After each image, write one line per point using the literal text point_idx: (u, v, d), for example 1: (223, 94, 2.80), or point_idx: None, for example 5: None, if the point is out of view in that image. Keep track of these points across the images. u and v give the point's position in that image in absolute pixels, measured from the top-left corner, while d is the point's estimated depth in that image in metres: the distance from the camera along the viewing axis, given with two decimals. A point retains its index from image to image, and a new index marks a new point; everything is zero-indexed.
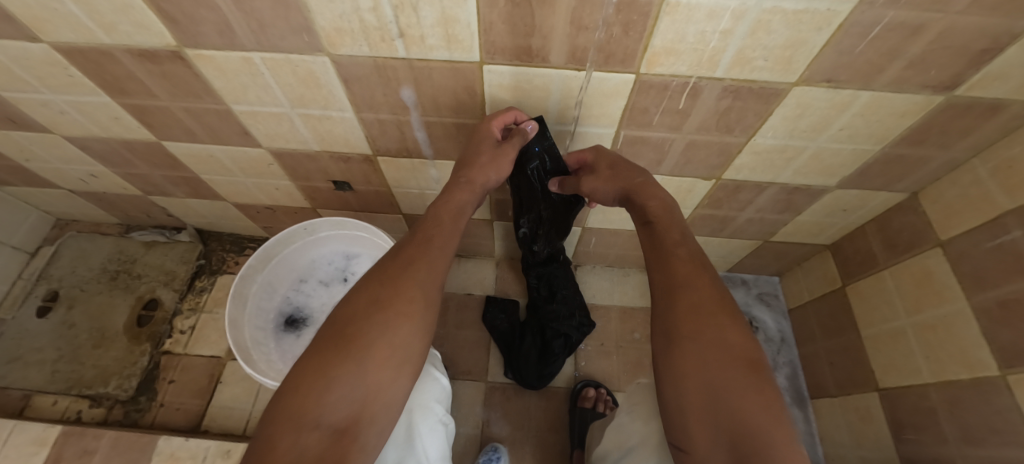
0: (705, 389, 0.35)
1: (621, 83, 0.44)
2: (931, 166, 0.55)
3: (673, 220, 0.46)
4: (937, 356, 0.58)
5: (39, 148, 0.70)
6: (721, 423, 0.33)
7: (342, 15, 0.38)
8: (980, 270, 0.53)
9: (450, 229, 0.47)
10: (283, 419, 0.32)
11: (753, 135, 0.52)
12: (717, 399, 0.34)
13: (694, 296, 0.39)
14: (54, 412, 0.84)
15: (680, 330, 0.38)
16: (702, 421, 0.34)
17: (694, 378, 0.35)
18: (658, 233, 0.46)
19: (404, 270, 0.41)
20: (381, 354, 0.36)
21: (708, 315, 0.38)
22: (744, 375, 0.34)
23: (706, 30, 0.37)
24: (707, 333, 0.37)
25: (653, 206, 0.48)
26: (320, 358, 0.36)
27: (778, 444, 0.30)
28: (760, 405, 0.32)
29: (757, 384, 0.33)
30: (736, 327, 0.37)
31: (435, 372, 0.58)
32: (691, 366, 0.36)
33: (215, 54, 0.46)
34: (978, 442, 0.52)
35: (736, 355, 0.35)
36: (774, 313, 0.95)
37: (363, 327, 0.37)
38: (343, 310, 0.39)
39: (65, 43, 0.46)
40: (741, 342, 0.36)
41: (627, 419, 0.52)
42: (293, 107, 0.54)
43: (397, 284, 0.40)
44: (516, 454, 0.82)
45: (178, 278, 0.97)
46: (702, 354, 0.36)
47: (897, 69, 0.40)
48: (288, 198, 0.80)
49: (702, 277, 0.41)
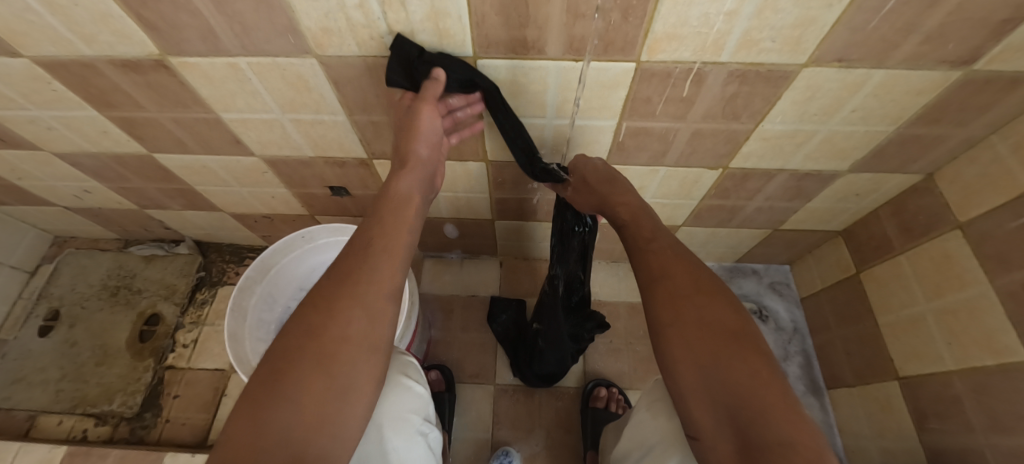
0: (693, 370, 0.33)
1: (621, 72, 0.42)
2: (947, 146, 0.53)
3: (644, 217, 0.45)
4: (961, 343, 0.56)
5: (30, 166, 0.69)
6: (719, 398, 0.31)
7: (328, 14, 0.36)
8: (1004, 252, 0.51)
9: (394, 227, 0.41)
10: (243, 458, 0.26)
11: (760, 122, 0.50)
12: (709, 379, 0.32)
13: (670, 283, 0.38)
14: (59, 432, 0.83)
15: (661, 320, 0.36)
16: (702, 403, 0.32)
17: (686, 361, 0.33)
18: (631, 232, 0.45)
19: (340, 287, 0.36)
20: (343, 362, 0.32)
21: (685, 298, 0.36)
22: (730, 347, 0.32)
23: (710, 12, 0.34)
24: (687, 315, 0.35)
25: (620, 211, 0.47)
26: (247, 402, 0.30)
27: (774, 410, 0.28)
28: (750, 377, 0.30)
29: (743, 353, 0.32)
30: (717, 304, 0.36)
31: (410, 383, 0.48)
32: (679, 350, 0.34)
33: (200, 62, 0.44)
34: (1005, 430, 0.50)
35: (720, 330, 0.34)
36: (787, 302, 0.93)
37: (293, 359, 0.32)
38: (310, 313, 0.34)
39: (47, 57, 0.44)
40: (722, 316, 0.35)
41: (647, 417, 0.49)
42: (284, 112, 0.52)
43: (332, 308, 0.34)
44: (528, 457, 0.80)
45: (179, 292, 0.96)
46: (686, 335, 0.34)
47: (914, 44, 0.38)
48: (285, 206, 0.79)
49: (676, 262, 0.39)
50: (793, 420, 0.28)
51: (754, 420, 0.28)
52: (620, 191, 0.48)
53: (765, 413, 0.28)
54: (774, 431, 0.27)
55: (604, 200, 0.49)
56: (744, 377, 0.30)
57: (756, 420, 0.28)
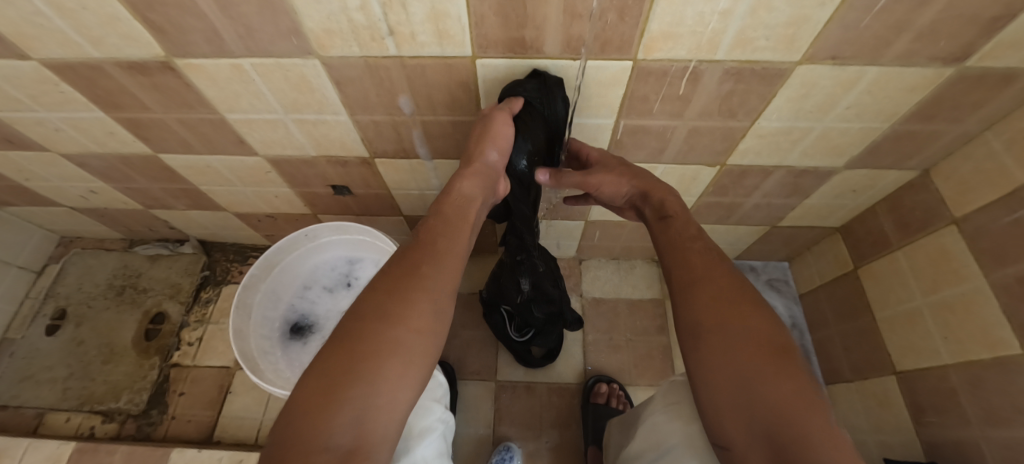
0: (728, 383, 0.33)
1: (618, 71, 0.43)
2: (942, 142, 0.53)
3: (686, 216, 0.45)
4: (957, 336, 0.57)
5: (37, 167, 0.70)
6: (756, 415, 0.30)
7: (331, 15, 0.37)
8: (999, 246, 0.51)
9: (458, 226, 0.42)
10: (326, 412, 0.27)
11: (757, 119, 0.51)
12: (746, 392, 0.31)
13: (714, 287, 0.37)
14: (67, 429, 0.84)
15: (703, 326, 0.36)
16: (739, 416, 0.32)
17: (725, 371, 0.33)
18: (670, 229, 0.45)
19: (418, 276, 0.36)
20: (399, 365, 0.31)
21: (732, 304, 0.36)
22: (769, 363, 0.32)
23: (705, 12, 0.35)
24: (733, 326, 0.35)
25: (669, 202, 0.47)
26: (329, 373, 0.29)
27: (817, 436, 0.27)
28: (790, 395, 0.29)
29: (789, 373, 0.31)
30: (760, 316, 0.35)
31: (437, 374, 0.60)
32: (718, 360, 0.34)
33: (205, 63, 0.45)
34: (1001, 422, 0.50)
35: (763, 344, 0.33)
36: (786, 299, 0.93)
37: (376, 336, 0.31)
38: (357, 321, 0.32)
39: (56, 59, 0.45)
40: (769, 330, 0.34)
41: (663, 419, 0.51)
42: (287, 113, 0.53)
43: (409, 293, 0.34)
44: (529, 453, 0.81)
45: (184, 291, 0.97)
46: (727, 347, 0.34)
47: (906, 41, 0.38)
48: (288, 205, 0.79)
49: (720, 270, 0.39)
50: (835, 440, 0.27)
51: (791, 441, 0.27)
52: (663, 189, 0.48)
53: (805, 438, 0.27)
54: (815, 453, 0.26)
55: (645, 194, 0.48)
56: (779, 395, 0.30)
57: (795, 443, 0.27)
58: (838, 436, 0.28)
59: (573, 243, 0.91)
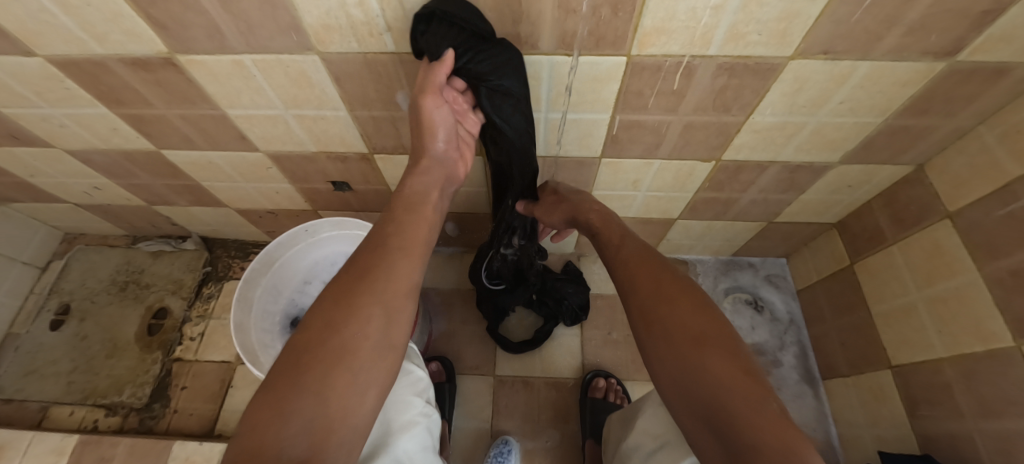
0: (671, 383, 0.33)
1: (613, 66, 0.44)
2: (936, 137, 0.54)
3: (614, 230, 0.49)
4: (951, 330, 0.57)
5: (42, 163, 0.71)
6: (699, 410, 0.31)
7: (329, 11, 0.37)
8: (992, 240, 0.51)
9: (411, 221, 0.43)
10: (270, 421, 0.27)
11: (751, 113, 0.51)
12: (686, 388, 0.32)
13: (641, 298, 0.38)
14: (71, 423, 0.85)
15: (639, 337, 0.37)
16: (687, 414, 0.32)
17: (663, 373, 0.34)
18: (607, 246, 0.48)
19: (360, 285, 0.35)
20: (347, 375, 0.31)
21: (653, 310, 0.37)
22: (696, 353, 0.32)
23: (697, 6, 0.36)
24: (657, 329, 0.35)
25: (594, 219, 0.53)
26: (275, 388, 0.29)
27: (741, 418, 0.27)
28: (718, 382, 0.30)
29: (707, 360, 0.31)
30: (681, 311, 0.35)
31: (411, 368, 0.55)
32: (657, 365, 0.35)
33: (206, 59, 0.46)
34: (994, 415, 0.51)
35: (684, 340, 0.33)
36: (783, 294, 0.94)
37: (318, 349, 0.31)
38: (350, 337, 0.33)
39: (60, 56, 0.46)
40: (689, 323, 0.34)
41: (666, 410, 0.52)
42: (287, 108, 0.54)
43: (351, 301, 0.34)
44: (527, 446, 0.82)
45: (186, 286, 0.98)
46: (659, 349, 0.34)
47: (897, 36, 0.39)
48: (289, 201, 0.80)
49: (645, 274, 0.40)
50: (759, 418, 0.27)
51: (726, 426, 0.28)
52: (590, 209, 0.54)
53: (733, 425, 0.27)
54: (742, 433, 0.27)
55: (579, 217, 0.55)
56: (709, 383, 0.30)
57: None
58: (761, 409, 0.28)
59: (571, 239, 0.91)
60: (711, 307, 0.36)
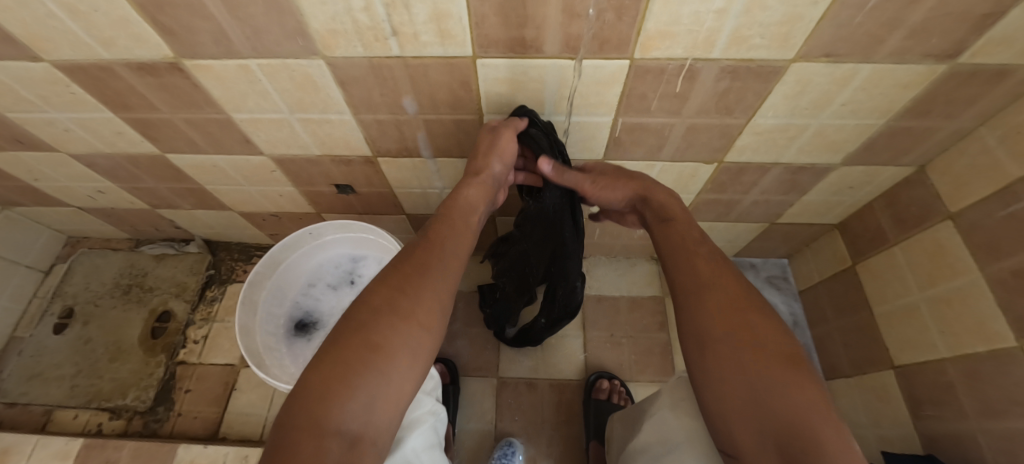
0: (732, 389, 0.35)
1: (617, 70, 0.44)
2: (937, 138, 0.54)
3: (688, 221, 0.47)
4: (953, 330, 0.57)
5: (47, 167, 0.71)
6: (766, 421, 0.32)
7: (335, 17, 0.38)
8: (994, 240, 0.52)
9: (460, 233, 0.47)
10: (337, 390, 0.32)
11: (753, 116, 0.51)
12: (757, 398, 0.33)
13: (721, 296, 0.39)
14: (75, 426, 0.85)
15: (710, 333, 0.37)
16: (747, 422, 0.33)
17: (734, 378, 0.35)
18: (679, 231, 0.46)
19: (424, 280, 0.40)
20: (402, 361, 0.35)
21: (738, 314, 0.37)
22: (780, 369, 0.34)
23: (701, 11, 0.36)
24: (739, 333, 0.36)
25: (668, 206, 0.49)
26: (340, 365, 0.33)
27: (826, 440, 0.29)
28: (801, 399, 0.32)
29: (797, 380, 0.33)
30: (769, 325, 0.37)
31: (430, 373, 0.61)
32: (726, 368, 0.36)
33: (213, 64, 0.46)
34: (998, 414, 0.51)
35: (771, 352, 0.35)
36: (786, 296, 0.94)
37: (384, 334, 0.35)
38: (367, 314, 0.36)
39: (67, 61, 0.46)
40: (776, 339, 0.36)
41: (670, 415, 0.52)
42: (292, 112, 0.54)
43: (418, 292, 0.39)
44: (530, 448, 0.82)
45: (189, 289, 0.98)
46: (738, 355, 0.35)
47: (899, 39, 0.39)
48: (292, 204, 0.81)
49: (729, 277, 0.41)
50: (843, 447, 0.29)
51: (806, 443, 0.29)
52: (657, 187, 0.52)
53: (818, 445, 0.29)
54: (827, 454, 0.28)
55: (649, 195, 0.51)
56: (791, 398, 0.32)
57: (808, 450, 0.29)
58: (845, 439, 0.30)
59: None
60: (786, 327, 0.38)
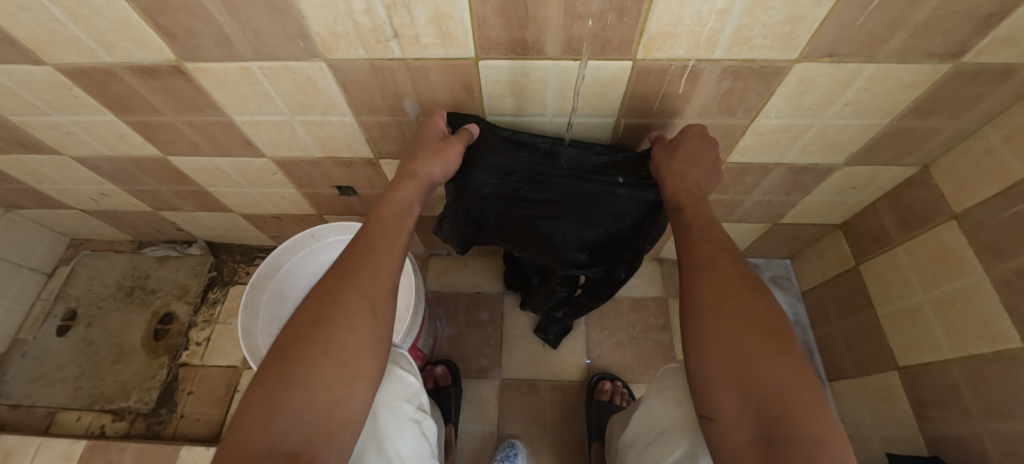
0: (718, 357, 0.33)
1: (619, 70, 0.44)
2: (941, 138, 0.53)
3: (700, 206, 0.43)
4: (958, 331, 0.57)
5: (50, 170, 0.71)
6: (747, 390, 0.30)
7: (337, 19, 0.38)
8: (998, 240, 0.51)
9: (393, 229, 0.43)
10: (257, 411, 0.30)
11: (755, 116, 0.51)
12: (740, 367, 0.32)
13: (716, 269, 0.37)
14: (78, 428, 0.86)
15: (702, 303, 0.36)
16: (728, 390, 0.32)
17: (719, 347, 0.33)
18: (680, 214, 0.43)
19: (345, 282, 0.37)
20: (326, 370, 0.33)
21: (731, 287, 0.36)
22: (769, 345, 0.32)
23: (702, 11, 0.36)
24: (731, 306, 0.35)
25: (682, 193, 0.44)
26: (263, 385, 0.32)
27: (806, 413, 0.28)
28: (785, 373, 0.30)
29: (784, 354, 0.31)
30: (760, 301, 0.35)
31: (400, 371, 0.49)
32: (714, 338, 0.34)
33: (214, 67, 0.46)
34: (1003, 416, 0.51)
35: (760, 325, 0.33)
36: (788, 295, 0.94)
37: (303, 347, 0.33)
38: (288, 331, 0.35)
39: (70, 64, 0.46)
40: (766, 314, 0.34)
41: (656, 405, 0.50)
42: (294, 114, 0.54)
43: (336, 297, 0.36)
44: (532, 450, 0.82)
45: (192, 291, 0.99)
46: (726, 326, 0.34)
47: (902, 38, 0.39)
48: (294, 206, 0.81)
49: (726, 254, 0.39)
50: (823, 420, 0.28)
51: (784, 415, 0.28)
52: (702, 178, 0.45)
53: (797, 416, 0.28)
54: (803, 429, 0.27)
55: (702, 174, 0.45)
56: (775, 374, 0.30)
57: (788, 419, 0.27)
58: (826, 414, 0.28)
59: None
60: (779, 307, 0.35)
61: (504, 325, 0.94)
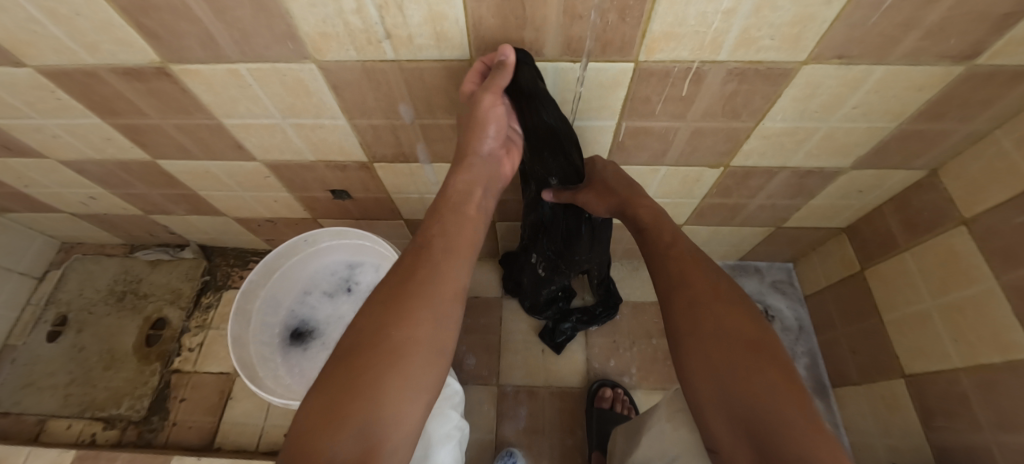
0: (705, 382, 0.35)
1: (619, 72, 0.42)
2: (951, 141, 0.52)
3: (662, 221, 0.47)
4: (967, 339, 0.56)
5: (37, 173, 0.69)
6: (737, 416, 0.33)
7: (326, 19, 0.36)
8: (1010, 247, 0.50)
9: (457, 223, 0.43)
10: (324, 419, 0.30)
11: (761, 119, 0.50)
12: (728, 391, 0.34)
13: (689, 293, 0.39)
14: (69, 436, 0.84)
15: (680, 331, 0.38)
16: (720, 417, 0.34)
17: (703, 372, 0.36)
18: (648, 236, 0.46)
19: (415, 281, 0.37)
20: (397, 374, 0.32)
21: (706, 309, 0.38)
22: (750, 363, 0.34)
23: (708, 11, 0.34)
24: (705, 328, 0.37)
25: (642, 212, 0.48)
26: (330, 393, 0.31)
27: (791, 429, 0.29)
28: (768, 391, 0.32)
29: (765, 370, 0.33)
30: (737, 317, 0.37)
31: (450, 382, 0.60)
32: (697, 363, 0.36)
33: (200, 68, 0.44)
34: (1014, 428, 0.49)
35: (740, 345, 0.35)
36: (790, 301, 0.92)
37: (371, 350, 0.33)
38: (354, 333, 0.35)
39: (51, 66, 0.45)
40: (744, 330, 0.36)
41: (668, 428, 0.50)
42: (285, 117, 0.52)
43: (406, 297, 0.36)
44: (531, 457, 0.80)
45: (185, 295, 0.97)
46: (705, 349, 0.36)
47: (915, 39, 0.37)
48: (288, 209, 0.79)
49: (696, 273, 0.41)
50: (810, 434, 0.29)
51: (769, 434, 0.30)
52: (643, 200, 0.49)
53: (780, 434, 0.29)
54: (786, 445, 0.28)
55: (624, 205, 0.48)
56: (759, 393, 0.32)
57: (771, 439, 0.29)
58: (817, 427, 0.30)
59: None
60: (758, 319, 0.37)
61: (503, 330, 0.93)
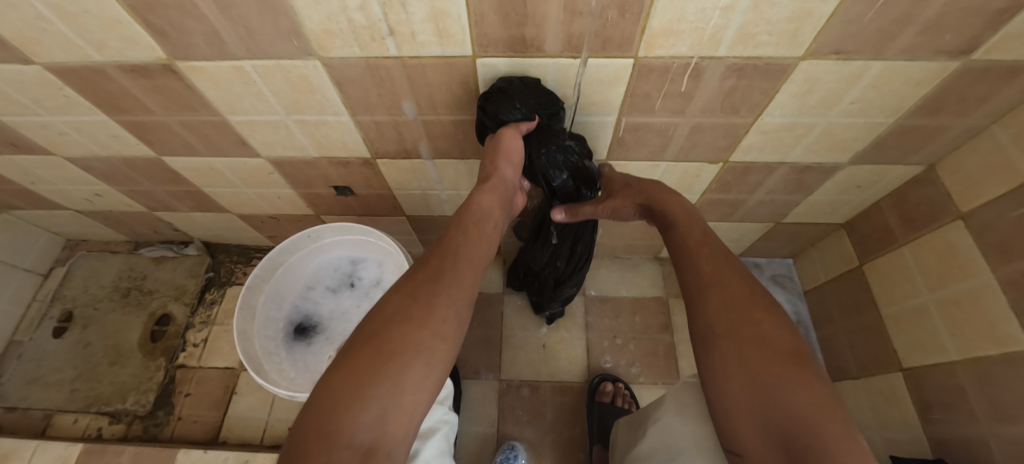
0: (738, 384, 0.34)
1: (619, 68, 0.43)
2: (948, 136, 0.52)
3: (695, 221, 0.46)
4: (963, 333, 0.56)
5: (42, 170, 0.70)
6: (773, 419, 0.31)
7: (330, 16, 0.37)
8: (1006, 241, 0.50)
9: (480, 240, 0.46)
10: (347, 397, 0.31)
11: (759, 115, 0.50)
12: (766, 393, 0.32)
13: (724, 292, 0.39)
14: (76, 430, 0.85)
15: (714, 330, 0.37)
16: (753, 419, 0.32)
17: (737, 374, 0.34)
18: (683, 233, 0.45)
19: (437, 287, 0.39)
20: (415, 369, 0.34)
21: (744, 311, 0.37)
22: (784, 367, 0.32)
23: (706, 8, 0.35)
24: (744, 329, 0.35)
25: (674, 209, 0.48)
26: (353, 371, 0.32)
27: (834, 437, 0.28)
28: (808, 399, 0.30)
29: (805, 378, 0.31)
30: (776, 322, 0.36)
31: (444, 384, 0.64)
32: (732, 363, 0.35)
33: (206, 65, 0.45)
34: (1010, 419, 0.50)
35: (779, 348, 0.34)
36: (789, 295, 0.93)
37: (393, 341, 0.34)
38: (380, 323, 0.36)
39: (58, 63, 0.45)
40: (783, 336, 0.35)
41: (676, 421, 0.51)
42: (289, 113, 0.53)
43: (430, 299, 0.38)
44: (532, 451, 0.81)
45: (189, 292, 0.98)
46: (742, 351, 0.35)
47: (911, 35, 0.38)
48: (291, 206, 0.80)
49: (732, 274, 0.40)
50: (852, 443, 0.27)
51: (806, 439, 0.28)
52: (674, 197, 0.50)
53: (821, 439, 0.28)
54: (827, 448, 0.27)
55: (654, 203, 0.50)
56: (796, 399, 0.30)
57: (810, 445, 0.28)
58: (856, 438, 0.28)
59: None
60: (793, 326, 0.36)
61: (504, 326, 0.94)
